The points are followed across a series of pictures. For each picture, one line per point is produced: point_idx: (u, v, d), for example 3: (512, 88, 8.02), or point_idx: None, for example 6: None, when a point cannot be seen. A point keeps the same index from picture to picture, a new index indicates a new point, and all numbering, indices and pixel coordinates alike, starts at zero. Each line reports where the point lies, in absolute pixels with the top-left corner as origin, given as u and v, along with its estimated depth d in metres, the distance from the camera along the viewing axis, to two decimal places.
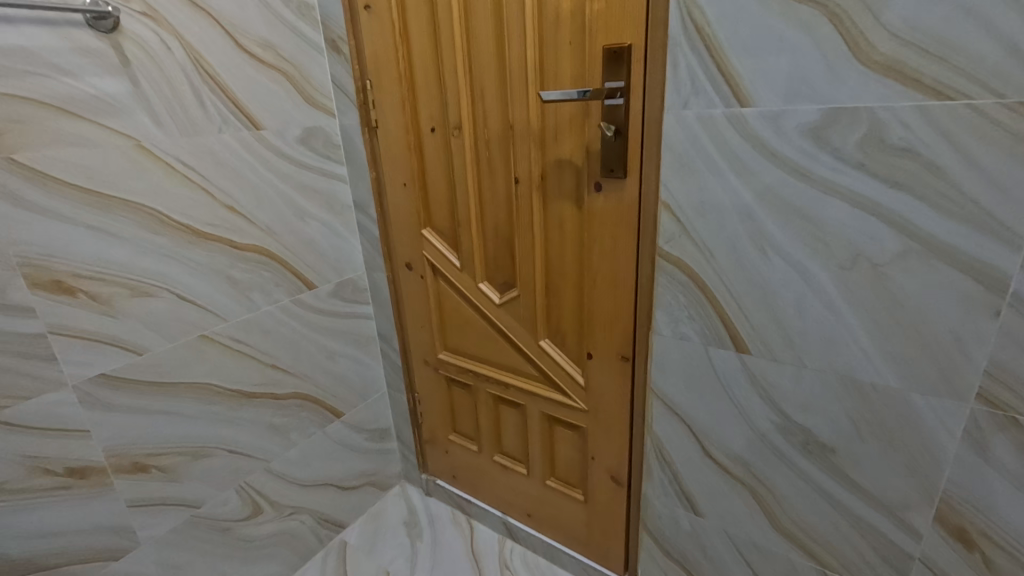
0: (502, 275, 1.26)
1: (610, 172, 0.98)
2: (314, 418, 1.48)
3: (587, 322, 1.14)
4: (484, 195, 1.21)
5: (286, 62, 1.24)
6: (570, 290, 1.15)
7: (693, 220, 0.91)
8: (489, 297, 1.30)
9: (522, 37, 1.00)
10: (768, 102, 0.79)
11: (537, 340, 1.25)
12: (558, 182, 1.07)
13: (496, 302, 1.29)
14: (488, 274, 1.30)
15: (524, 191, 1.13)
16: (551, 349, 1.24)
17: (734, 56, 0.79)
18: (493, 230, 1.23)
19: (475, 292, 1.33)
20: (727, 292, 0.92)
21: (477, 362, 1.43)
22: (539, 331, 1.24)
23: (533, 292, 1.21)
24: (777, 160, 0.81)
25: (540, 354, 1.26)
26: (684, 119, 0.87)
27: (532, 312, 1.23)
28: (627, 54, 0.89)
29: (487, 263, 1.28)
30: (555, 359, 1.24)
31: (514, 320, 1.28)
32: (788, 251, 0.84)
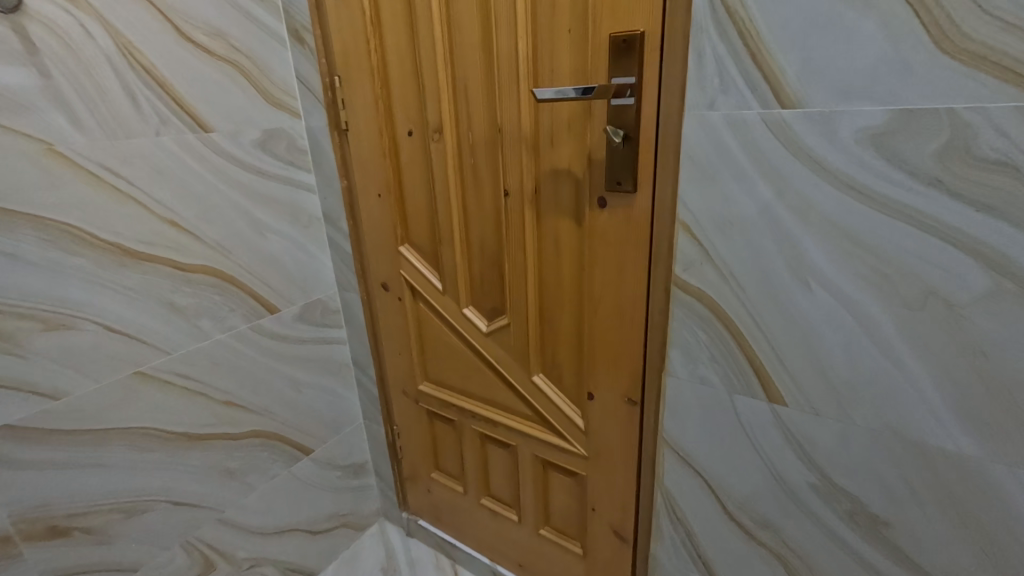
0: (489, 301, 1.10)
1: (616, 185, 0.82)
2: (278, 457, 1.31)
3: (588, 358, 0.98)
4: (469, 208, 1.05)
5: (239, 54, 1.07)
6: (568, 320, 0.99)
7: (719, 245, 0.76)
8: (474, 324, 1.14)
9: (511, 24, 0.84)
10: (818, 102, 0.63)
11: (530, 375, 1.09)
12: (554, 195, 0.91)
13: (482, 330, 1.13)
14: (473, 298, 1.13)
15: (514, 206, 0.97)
16: (545, 386, 1.08)
17: (776, 44, 0.64)
18: (479, 249, 1.07)
19: (458, 318, 1.17)
20: (759, 331, 0.76)
21: (462, 395, 1.26)
22: (532, 365, 1.08)
23: (524, 321, 1.05)
24: (827, 174, 0.65)
25: (532, 390, 1.10)
26: (710, 123, 0.71)
27: (523, 344, 1.07)
28: (641, 43, 0.74)
29: (472, 286, 1.12)
30: (550, 397, 1.08)
31: (503, 351, 1.12)
32: (837, 285, 0.69)
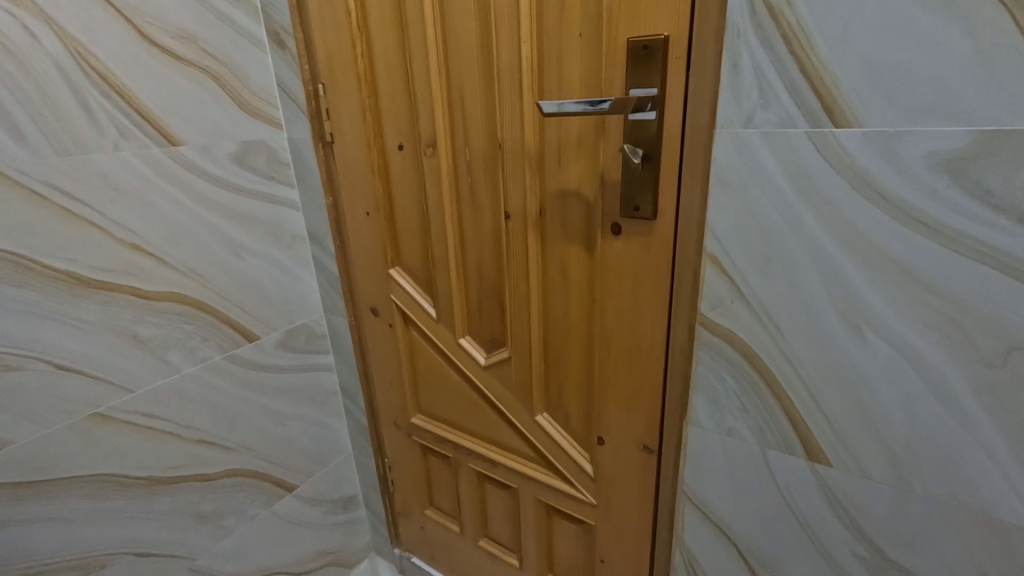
0: (488, 331, 1.00)
1: (634, 211, 0.72)
2: (257, 496, 1.21)
3: (598, 400, 0.88)
4: (466, 230, 0.95)
5: (212, 59, 0.97)
6: (576, 357, 0.89)
7: (753, 282, 0.65)
8: (471, 357, 1.04)
9: (514, 26, 0.74)
10: (880, 120, 0.53)
11: (533, 414, 0.99)
12: (561, 219, 0.81)
13: (480, 363, 1.03)
14: (470, 328, 1.03)
15: (516, 230, 0.87)
16: (550, 427, 0.98)
17: (829, 51, 0.54)
18: (477, 275, 0.97)
19: (454, 349, 1.06)
20: (799, 381, 0.66)
21: (458, 430, 1.16)
22: (535, 404, 0.98)
23: (527, 356, 0.94)
24: (887, 204, 0.55)
25: (536, 430, 1.00)
26: (746, 142, 0.61)
27: (525, 380, 0.97)
28: (664, 49, 0.64)
29: (469, 314, 1.02)
30: (555, 439, 0.97)
31: (503, 387, 1.01)
32: (897, 333, 0.59)
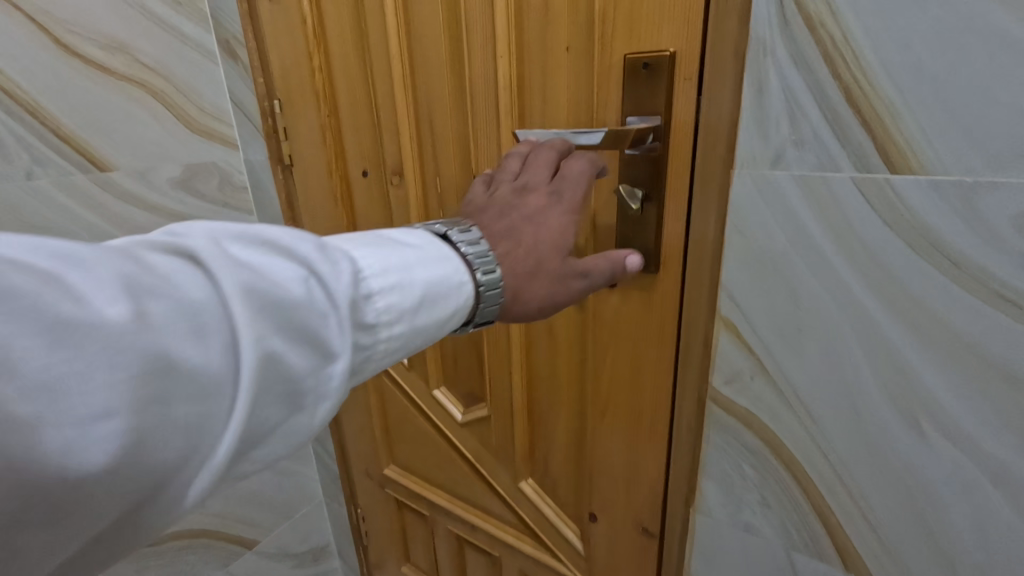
0: (464, 383, 0.87)
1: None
2: (209, 556, 1.10)
3: (589, 471, 0.75)
4: None
5: (150, 73, 0.86)
6: (564, 421, 0.76)
7: (779, 356, 0.53)
8: (446, 411, 0.91)
9: (489, 38, 0.62)
10: (954, 165, 0.41)
11: (516, 480, 0.86)
12: None
13: (455, 419, 0.90)
14: (445, 379, 0.90)
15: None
16: (535, 494, 0.85)
17: (886, 75, 0.41)
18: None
19: (428, 401, 0.93)
20: (835, 477, 0.54)
21: (433, 485, 1.03)
22: (517, 468, 0.85)
23: (508, 415, 0.82)
24: (960, 273, 0.43)
25: (520, 498, 0.87)
26: (774, 186, 0.48)
27: (507, 441, 0.84)
28: (671, 68, 0.51)
29: (444, 364, 0.89)
30: (539, 509, 0.85)
31: (483, 446, 0.88)
32: (967, 432, 0.46)
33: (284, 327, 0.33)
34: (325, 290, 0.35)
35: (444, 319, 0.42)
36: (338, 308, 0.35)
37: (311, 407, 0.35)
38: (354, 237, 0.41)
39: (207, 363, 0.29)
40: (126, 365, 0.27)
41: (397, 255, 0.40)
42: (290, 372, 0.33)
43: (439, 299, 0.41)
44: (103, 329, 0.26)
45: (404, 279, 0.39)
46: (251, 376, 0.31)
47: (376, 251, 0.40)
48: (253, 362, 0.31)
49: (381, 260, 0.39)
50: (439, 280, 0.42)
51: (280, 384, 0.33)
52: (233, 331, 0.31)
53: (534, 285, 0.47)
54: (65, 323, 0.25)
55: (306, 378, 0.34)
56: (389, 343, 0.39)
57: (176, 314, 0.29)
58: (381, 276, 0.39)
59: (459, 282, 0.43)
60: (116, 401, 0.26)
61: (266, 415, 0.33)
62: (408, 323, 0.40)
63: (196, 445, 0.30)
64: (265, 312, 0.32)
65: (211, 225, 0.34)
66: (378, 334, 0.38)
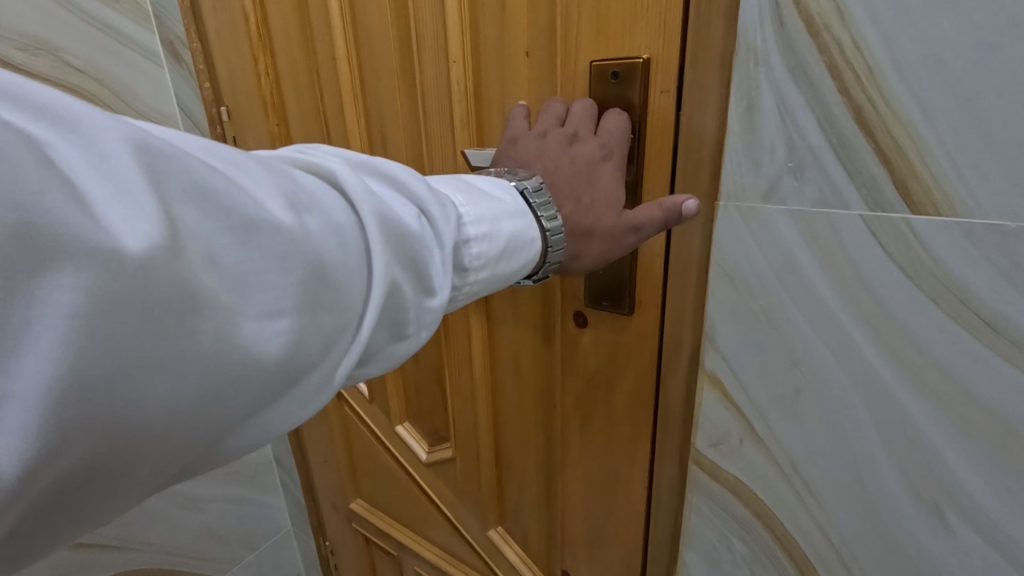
0: (428, 420, 0.79)
1: (603, 300, 0.52)
2: None
3: (563, 525, 0.67)
4: None
5: (81, 77, 0.78)
6: (535, 470, 0.68)
7: (773, 418, 0.45)
8: (410, 449, 0.83)
9: (440, 41, 0.53)
10: (992, 207, 0.32)
11: (485, 529, 0.78)
12: (511, 299, 0.61)
13: (420, 458, 0.82)
14: (410, 415, 0.82)
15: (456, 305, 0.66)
16: (503, 544, 0.76)
17: (907, 92, 0.33)
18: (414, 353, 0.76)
19: (392, 437, 0.86)
20: (839, 563, 0.45)
21: (401, 524, 0.95)
22: (485, 515, 0.77)
23: (475, 458, 0.74)
24: (998, 339, 0.34)
25: (489, 549, 0.79)
26: (766, 223, 0.40)
27: (474, 486, 0.76)
28: (645, 79, 0.43)
29: (407, 399, 0.82)
30: (508, 560, 0.76)
31: (449, 488, 0.80)
32: (1002, 529, 0.37)
33: (402, 260, 0.34)
34: (434, 228, 0.36)
35: (516, 273, 0.42)
36: (443, 247, 0.36)
37: (410, 337, 0.36)
38: (446, 178, 0.42)
39: (344, 281, 0.32)
40: (291, 267, 0.29)
41: (491, 197, 0.40)
42: (400, 304, 0.34)
43: (518, 250, 0.41)
44: (276, 229, 0.29)
45: (493, 228, 0.39)
46: (378, 295, 0.33)
47: (472, 196, 0.40)
48: (382, 287, 0.33)
49: (480, 204, 0.39)
50: (520, 233, 0.40)
51: (390, 311, 0.34)
52: (367, 253, 0.32)
53: (591, 244, 0.43)
54: (244, 223, 0.27)
55: (415, 307, 0.35)
56: (472, 287, 0.40)
57: (324, 227, 0.31)
58: (476, 222, 0.38)
59: (532, 238, 0.41)
60: (281, 298, 0.29)
61: (373, 336, 0.35)
62: (493, 269, 0.40)
63: (328, 350, 0.32)
64: (389, 240, 0.33)
65: (339, 153, 0.36)
66: (466, 277, 0.39)
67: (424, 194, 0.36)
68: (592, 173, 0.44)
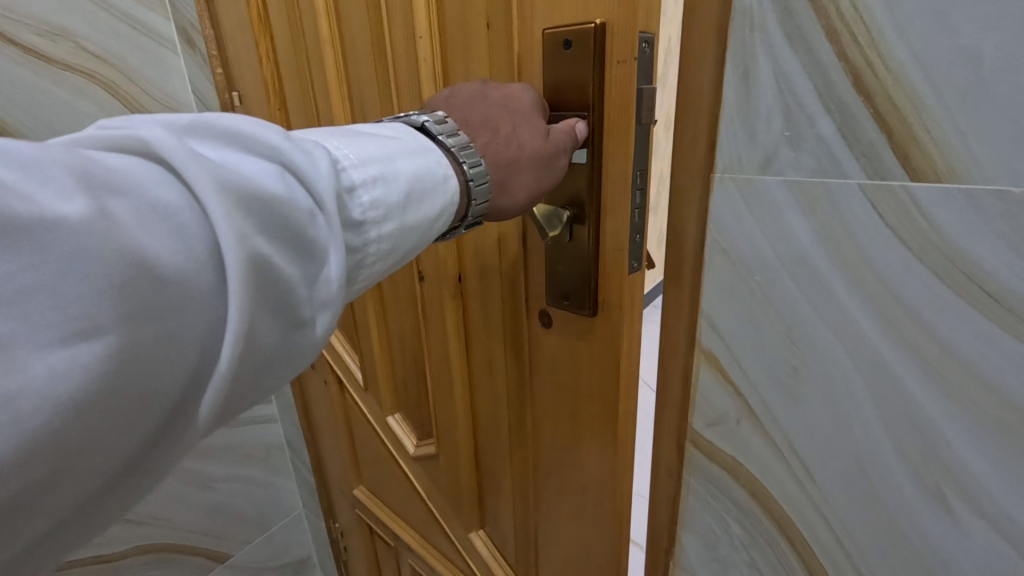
0: (418, 414, 0.81)
1: (565, 300, 0.51)
2: (177, 571, 1.05)
3: (538, 533, 0.67)
4: (385, 298, 0.77)
5: (97, 63, 0.80)
6: (510, 478, 0.68)
7: (769, 397, 0.44)
8: (402, 443, 0.85)
9: (406, 17, 0.53)
10: (997, 172, 0.31)
11: (467, 529, 0.78)
12: (482, 297, 0.61)
13: (409, 452, 0.84)
14: (401, 408, 0.85)
15: (432, 300, 0.66)
16: (484, 549, 0.77)
17: (907, 53, 0.32)
18: (399, 345, 0.78)
19: (386, 429, 0.88)
20: (837, 545, 0.44)
21: (400, 517, 0.97)
22: (466, 516, 0.78)
23: (455, 456, 0.74)
24: (1000, 312, 0.33)
25: (470, 550, 0.80)
26: (762, 194, 0.39)
27: (455, 485, 0.77)
28: (601, 46, 0.42)
29: (398, 392, 0.84)
30: (487, 563, 0.77)
31: (435, 486, 0.82)
32: (1005, 511, 0.36)
33: (270, 226, 0.31)
34: (306, 184, 0.33)
35: (431, 222, 0.40)
36: (321, 206, 0.33)
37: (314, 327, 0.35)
38: (320, 134, 0.38)
39: (177, 269, 0.27)
40: (99, 261, 0.25)
41: (382, 143, 0.39)
42: (283, 288, 0.32)
43: (425, 191, 0.40)
44: (74, 223, 0.24)
45: (385, 171, 0.38)
46: (243, 270, 0.29)
47: (353, 142, 0.37)
48: (240, 259, 0.29)
49: (367, 155, 0.37)
50: (426, 171, 0.40)
51: (266, 285, 0.31)
52: (214, 230, 0.29)
53: (521, 174, 0.44)
54: (20, 223, 0.23)
55: (304, 287, 0.33)
56: (381, 241, 0.37)
57: (147, 215, 0.27)
58: (360, 167, 0.37)
59: (445, 175, 0.41)
60: (96, 313, 0.25)
61: (257, 325, 0.31)
62: (400, 218, 0.38)
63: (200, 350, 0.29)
64: (250, 211, 0.30)
65: (162, 119, 0.31)
66: (367, 233, 0.37)
67: (285, 151, 0.33)
68: (518, 112, 0.45)
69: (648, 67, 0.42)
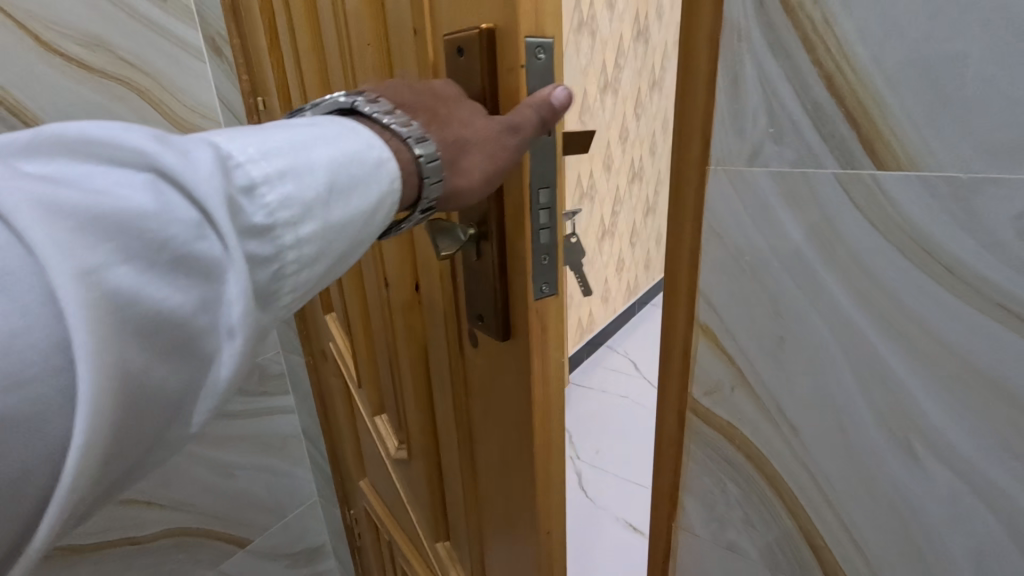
0: (396, 417, 0.88)
1: (479, 317, 0.56)
2: (201, 556, 1.10)
3: (483, 550, 0.74)
4: (368, 302, 0.84)
5: (131, 70, 0.85)
6: (458, 483, 0.74)
7: (759, 365, 0.49)
8: (386, 440, 0.93)
9: (359, 30, 0.59)
10: (948, 161, 0.37)
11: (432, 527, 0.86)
12: (430, 309, 0.67)
13: (392, 451, 0.92)
14: (385, 407, 0.93)
15: (398, 308, 0.73)
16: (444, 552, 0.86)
17: (871, 61, 0.37)
18: (380, 348, 0.85)
19: (374, 426, 0.97)
20: (822, 499, 0.50)
21: (391, 513, 1.04)
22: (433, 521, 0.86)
23: (422, 457, 0.81)
24: (954, 281, 0.39)
25: (434, 546, 0.88)
26: (751, 183, 0.45)
27: (424, 485, 0.84)
28: (486, 49, 0.44)
29: (381, 392, 0.92)
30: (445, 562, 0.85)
31: (412, 491, 0.90)
32: (966, 457, 0.42)
33: (131, 246, 0.28)
34: (184, 194, 0.30)
35: (368, 211, 0.39)
36: (201, 221, 0.30)
37: (223, 357, 0.32)
38: (220, 130, 0.35)
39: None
40: None
41: (296, 131, 0.37)
42: (159, 315, 0.29)
43: (352, 179, 0.37)
44: None
45: (297, 163, 0.35)
46: (84, 306, 0.26)
47: (251, 137, 0.35)
48: (80, 295, 0.26)
49: (269, 147, 0.35)
50: (353, 158, 0.38)
51: (132, 317, 0.28)
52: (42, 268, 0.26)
53: (470, 153, 0.43)
54: None
55: (192, 311, 0.30)
56: (302, 244, 0.35)
57: None
58: (260, 164, 0.34)
59: (379, 159, 0.40)
60: None
61: (129, 362, 0.28)
62: (321, 219, 0.36)
63: (66, 390, 0.26)
64: (99, 235, 0.27)
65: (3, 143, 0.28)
66: (281, 239, 0.34)
67: (155, 156, 0.30)
68: (452, 99, 0.45)
69: (543, 74, 0.44)
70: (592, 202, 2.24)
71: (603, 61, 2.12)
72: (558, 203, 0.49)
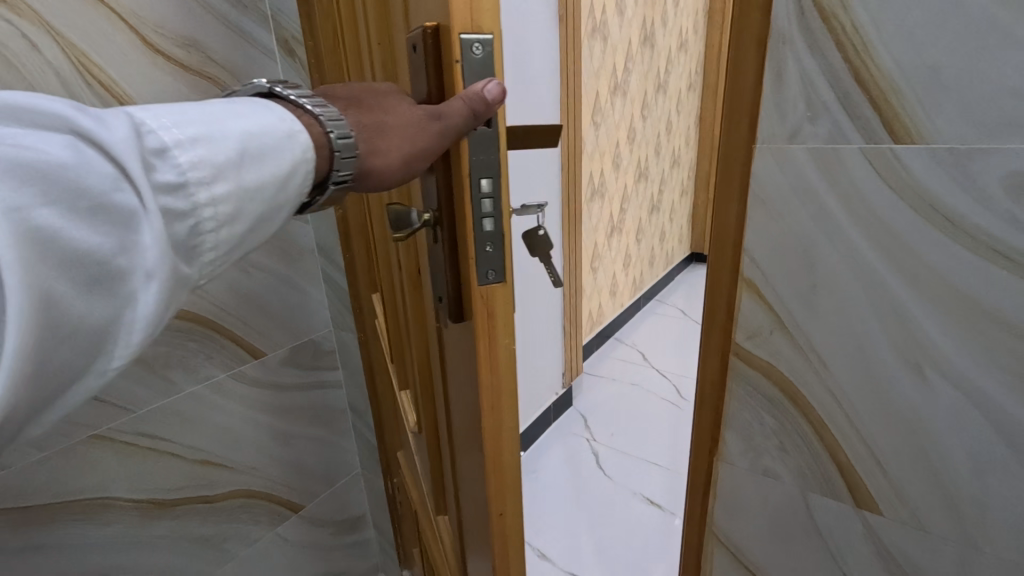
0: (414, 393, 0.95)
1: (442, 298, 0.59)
2: (260, 518, 1.19)
3: (464, 527, 0.78)
4: (395, 285, 0.93)
5: (217, 68, 0.95)
6: (449, 457, 0.79)
7: (794, 309, 0.60)
8: (410, 415, 1.01)
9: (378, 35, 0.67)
10: (949, 136, 0.47)
11: (439, 498, 0.94)
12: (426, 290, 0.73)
13: (413, 425, 1.00)
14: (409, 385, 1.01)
15: (411, 289, 0.81)
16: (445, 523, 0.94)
17: (890, 58, 0.48)
18: (404, 327, 0.93)
19: (402, 402, 1.05)
20: (846, 420, 0.60)
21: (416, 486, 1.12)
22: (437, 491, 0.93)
23: (430, 430, 0.88)
24: (955, 230, 0.49)
25: (442, 516, 0.95)
26: (790, 158, 0.55)
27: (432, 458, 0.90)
28: (432, 44, 0.48)
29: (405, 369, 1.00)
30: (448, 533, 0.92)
31: (426, 466, 0.97)
32: (964, 375, 0.52)
33: (57, 191, 0.34)
34: (100, 153, 0.37)
35: (279, 176, 0.45)
36: (120, 175, 0.37)
37: (142, 295, 0.38)
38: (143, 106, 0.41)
39: None
40: None
41: (208, 109, 0.43)
42: (81, 250, 0.35)
43: (264, 149, 0.44)
44: None
45: (214, 133, 0.41)
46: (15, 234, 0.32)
47: (170, 111, 0.41)
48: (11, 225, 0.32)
49: (190, 120, 0.41)
50: (263, 130, 0.44)
51: (54, 246, 0.34)
52: None
53: (389, 139, 0.49)
54: None
55: (112, 248, 0.36)
56: (218, 202, 0.41)
57: None
58: (179, 133, 0.40)
59: (291, 133, 0.46)
60: None
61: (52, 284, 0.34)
62: (234, 180, 0.42)
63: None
64: (27, 179, 0.33)
65: None
66: (196, 196, 0.40)
67: (83, 122, 0.36)
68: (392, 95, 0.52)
69: (479, 67, 0.47)
70: (603, 199, 2.35)
71: (613, 65, 2.23)
72: (504, 192, 0.51)
